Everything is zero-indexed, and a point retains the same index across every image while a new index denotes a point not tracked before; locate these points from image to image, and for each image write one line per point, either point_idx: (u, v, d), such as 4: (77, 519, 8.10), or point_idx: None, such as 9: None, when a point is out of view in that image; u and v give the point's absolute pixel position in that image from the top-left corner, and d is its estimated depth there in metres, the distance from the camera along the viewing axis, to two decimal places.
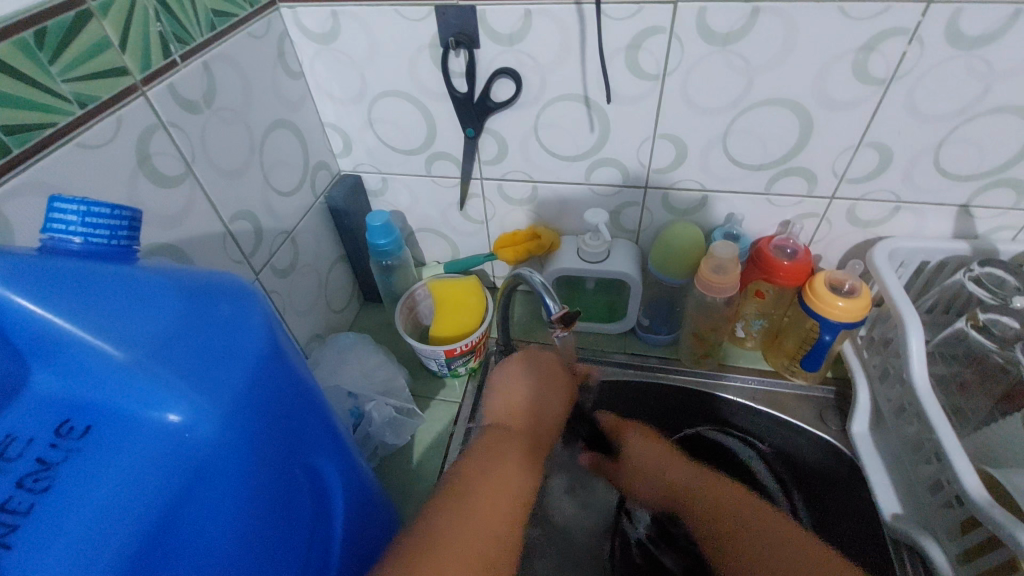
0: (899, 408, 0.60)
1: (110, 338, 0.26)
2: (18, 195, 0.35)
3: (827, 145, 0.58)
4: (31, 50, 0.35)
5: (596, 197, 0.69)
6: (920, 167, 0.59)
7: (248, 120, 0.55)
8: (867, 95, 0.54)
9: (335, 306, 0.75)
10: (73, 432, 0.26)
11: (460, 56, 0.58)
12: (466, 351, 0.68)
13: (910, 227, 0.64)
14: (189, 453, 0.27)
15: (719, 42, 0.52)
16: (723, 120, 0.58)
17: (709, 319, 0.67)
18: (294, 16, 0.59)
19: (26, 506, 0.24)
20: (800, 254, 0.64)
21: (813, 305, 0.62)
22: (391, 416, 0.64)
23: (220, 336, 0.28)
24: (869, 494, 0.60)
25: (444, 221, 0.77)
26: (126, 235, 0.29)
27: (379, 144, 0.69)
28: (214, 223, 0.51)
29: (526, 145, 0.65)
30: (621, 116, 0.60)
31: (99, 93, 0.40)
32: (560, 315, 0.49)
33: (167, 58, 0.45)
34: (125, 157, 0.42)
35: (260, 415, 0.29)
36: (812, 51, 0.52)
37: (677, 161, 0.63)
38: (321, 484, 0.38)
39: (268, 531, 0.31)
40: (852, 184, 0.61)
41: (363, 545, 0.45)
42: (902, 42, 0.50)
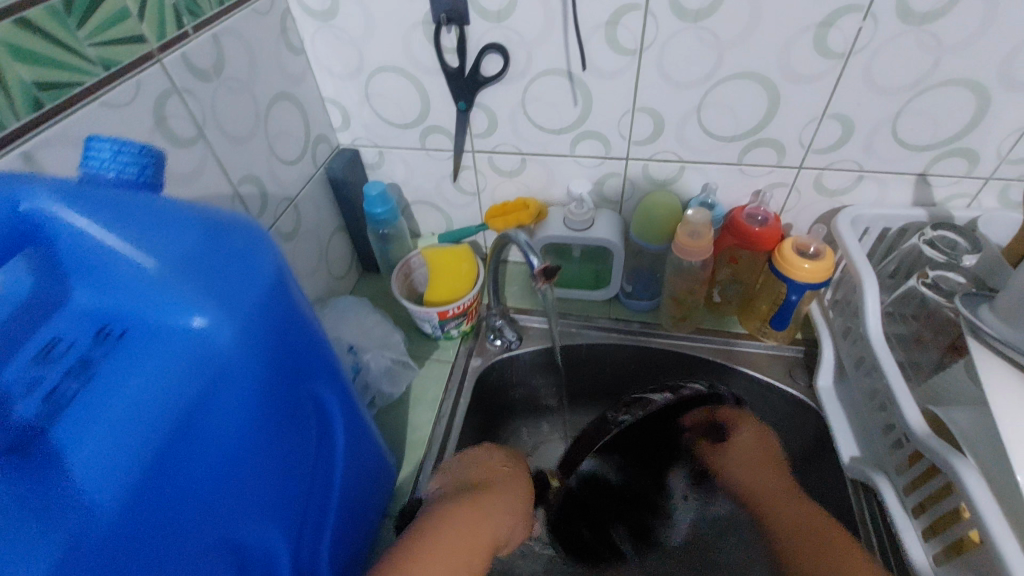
0: (859, 362, 0.65)
1: (141, 256, 0.30)
2: (53, 146, 0.39)
3: (793, 116, 0.63)
4: (60, 15, 0.39)
5: (581, 169, 0.73)
6: (879, 138, 0.63)
7: (254, 90, 0.59)
8: (829, 69, 0.58)
9: (335, 273, 0.79)
10: (109, 337, 0.30)
11: (451, 33, 0.62)
12: (459, 313, 0.73)
13: (873, 195, 0.69)
14: (211, 358, 0.31)
15: (691, 19, 0.57)
16: (698, 93, 0.63)
17: (687, 284, 0.72)
18: None
19: (72, 393, 0.28)
20: (771, 221, 0.69)
21: (780, 268, 0.66)
22: (388, 365, 0.69)
23: (235, 262, 0.32)
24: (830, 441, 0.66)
25: (437, 193, 0.81)
26: (152, 172, 0.33)
27: (376, 119, 0.73)
28: (223, 185, 0.55)
29: (514, 119, 0.69)
30: (603, 90, 0.64)
31: (120, 57, 0.44)
32: (542, 270, 0.54)
33: (179, 29, 0.49)
34: (144, 117, 0.46)
35: (269, 332, 0.33)
36: (776, 27, 0.56)
37: (656, 133, 0.67)
38: (324, 412, 0.42)
39: (275, 439, 0.35)
40: (818, 154, 0.66)
41: (361, 475, 0.49)
42: (858, 19, 0.54)
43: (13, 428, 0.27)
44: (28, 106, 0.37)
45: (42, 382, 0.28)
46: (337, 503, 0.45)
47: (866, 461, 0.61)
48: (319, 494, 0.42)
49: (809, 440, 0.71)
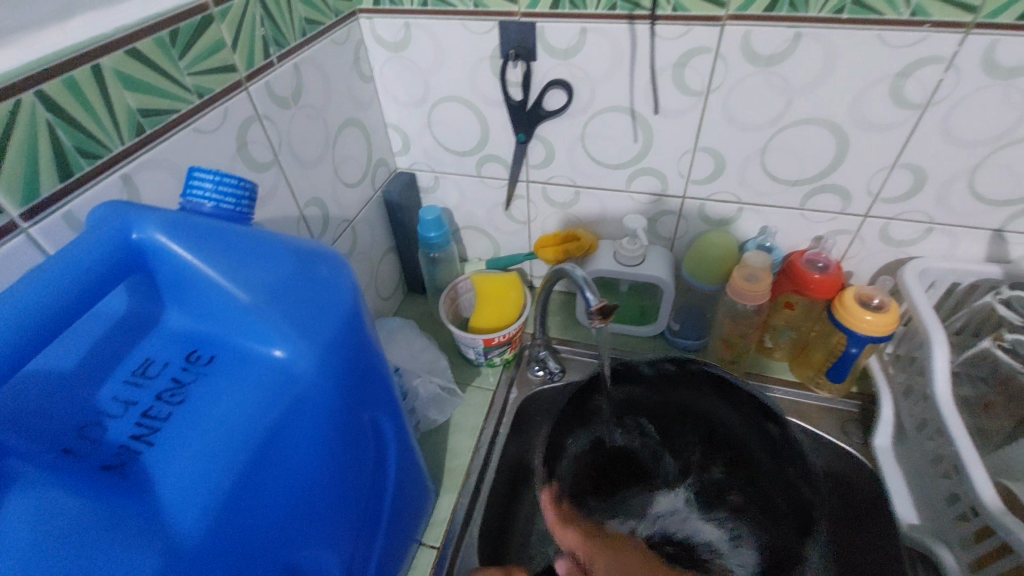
0: (922, 423, 0.61)
1: (234, 283, 0.31)
2: (149, 168, 0.41)
3: (861, 165, 0.61)
4: (166, 48, 0.42)
5: (635, 205, 0.73)
6: (953, 191, 0.61)
7: (326, 116, 0.61)
8: (903, 119, 0.57)
9: (383, 293, 0.81)
10: (199, 360, 0.32)
11: (517, 68, 0.63)
12: (503, 342, 0.72)
13: (942, 249, 0.66)
14: (291, 385, 0.32)
15: (762, 64, 0.56)
16: (763, 137, 0.62)
17: (739, 326, 0.70)
18: (371, 26, 0.65)
19: (164, 414, 0.30)
20: (831, 268, 0.67)
21: (841, 318, 0.64)
22: (436, 393, 0.70)
23: (319, 293, 0.33)
24: (887, 505, 0.62)
25: (488, 219, 0.82)
26: (246, 205, 0.35)
27: (435, 145, 0.75)
28: (291, 207, 0.57)
29: (572, 152, 0.70)
30: (664, 129, 0.64)
31: (214, 86, 0.46)
32: (599, 307, 0.54)
33: (266, 58, 0.51)
34: (228, 142, 0.48)
35: (346, 363, 0.34)
36: (850, 75, 0.55)
37: (716, 173, 0.66)
38: (382, 439, 0.42)
39: (342, 465, 0.36)
40: (886, 204, 0.64)
41: (405, 503, 0.49)
42: (938, 71, 0.53)
43: (109, 448, 0.28)
44: (131, 132, 0.40)
45: (135, 402, 0.30)
46: (385, 526, 0.46)
47: (927, 532, 0.57)
48: (371, 517, 0.43)
49: (864, 508, 0.66)
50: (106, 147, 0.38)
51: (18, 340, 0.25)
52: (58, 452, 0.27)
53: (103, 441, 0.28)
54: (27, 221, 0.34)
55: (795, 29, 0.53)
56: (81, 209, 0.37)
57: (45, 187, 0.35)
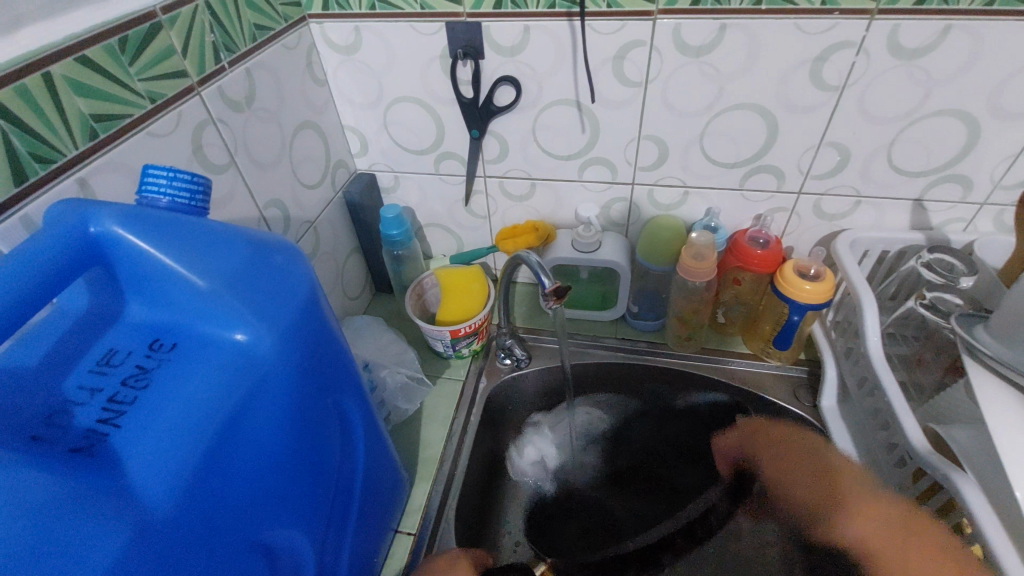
0: (862, 381, 0.66)
1: (193, 272, 0.33)
2: (103, 172, 0.42)
3: (792, 145, 0.66)
4: (115, 54, 0.43)
5: (589, 194, 0.76)
6: (875, 164, 0.66)
7: (281, 119, 0.63)
8: (824, 100, 0.61)
9: (350, 293, 0.82)
10: (162, 348, 0.33)
11: (466, 66, 0.66)
12: (470, 333, 0.75)
13: (871, 220, 0.71)
14: (253, 366, 0.33)
15: (693, 54, 0.60)
16: (701, 123, 0.66)
17: (690, 302, 0.73)
18: (322, 30, 0.67)
19: (130, 398, 0.31)
20: (772, 243, 0.71)
21: (783, 289, 0.68)
22: (403, 382, 0.72)
23: (276, 279, 0.34)
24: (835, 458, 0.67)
25: (450, 216, 0.84)
26: (202, 200, 0.37)
27: (393, 146, 0.77)
28: (250, 209, 0.59)
29: (525, 146, 0.73)
30: (609, 119, 0.68)
31: (165, 91, 0.47)
32: (553, 290, 0.57)
33: (217, 64, 0.52)
34: (183, 145, 0.49)
35: (306, 344, 0.36)
36: (773, 61, 0.59)
37: (661, 160, 0.70)
38: (348, 422, 0.44)
39: (308, 445, 0.38)
40: (817, 180, 0.69)
41: (378, 487, 0.51)
42: (851, 54, 0.57)
43: (77, 432, 0.29)
44: (84, 137, 0.41)
45: (101, 389, 0.31)
46: (357, 509, 0.47)
47: None
48: (341, 499, 0.45)
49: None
50: (59, 151, 0.39)
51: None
52: (26, 438, 0.28)
53: (71, 426, 0.29)
54: None
55: (720, 21, 0.57)
56: (36, 213, 0.38)
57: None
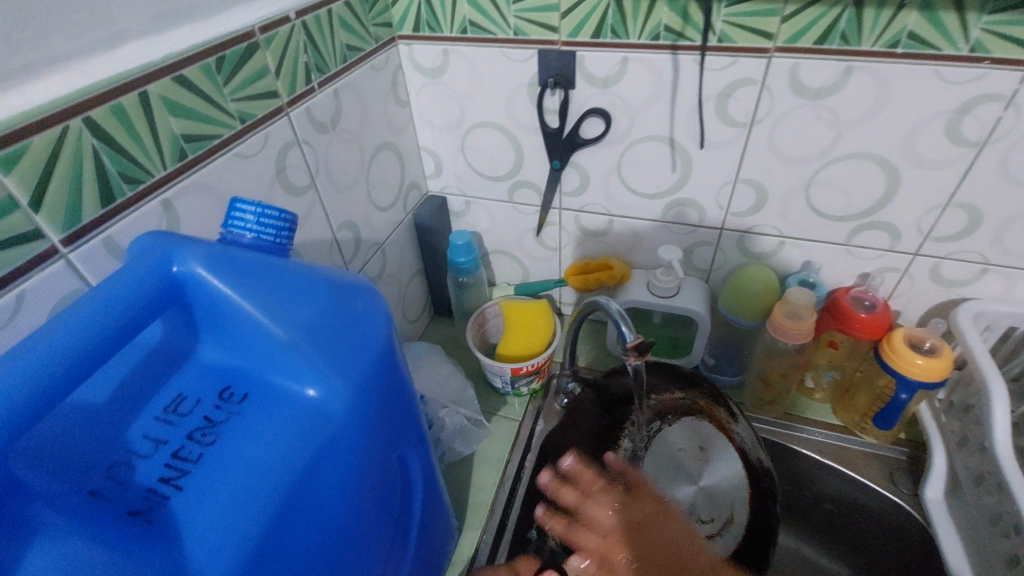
0: (979, 478, 0.57)
1: (272, 319, 0.30)
2: (188, 194, 0.41)
3: (912, 203, 0.59)
4: (212, 74, 0.42)
5: (671, 235, 0.71)
6: (1012, 231, 0.57)
7: (362, 140, 0.61)
8: (960, 156, 0.54)
9: (410, 316, 0.80)
10: (232, 397, 0.31)
11: (555, 95, 0.63)
12: (531, 372, 0.71)
13: (999, 291, 0.63)
14: (326, 426, 0.30)
15: (810, 97, 0.55)
16: (808, 170, 0.60)
17: (780, 364, 0.68)
18: (410, 52, 0.65)
19: (195, 455, 0.28)
20: (878, 307, 0.63)
21: (889, 360, 0.61)
22: (462, 425, 0.68)
23: (356, 329, 0.32)
24: (940, 564, 0.58)
25: (518, 245, 0.81)
26: (287, 236, 0.35)
27: (468, 171, 0.74)
28: (325, 231, 0.57)
29: (608, 181, 0.68)
30: (704, 159, 0.63)
31: (256, 111, 0.46)
32: (634, 344, 0.52)
33: (308, 85, 0.51)
34: (267, 166, 0.48)
35: (381, 401, 0.33)
36: (903, 110, 0.53)
37: (757, 206, 0.64)
38: (409, 476, 0.41)
39: (372, 509, 0.34)
40: (939, 242, 0.61)
41: (430, 544, 0.47)
42: (999, 107, 0.50)
43: (137, 491, 0.27)
44: (173, 157, 0.40)
45: (165, 441, 0.29)
46: (409, 568, 0.44)
47: None
48: (396, 560, 0.41)
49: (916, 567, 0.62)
50: (148, 171, 0.38)
51: (50, 377, 0.24)
52: (85, 493, 0.26)
53: (131, 483, 0.27)
54: (67, 247, 0.34)
55: (846, 63, 0.51)
56: (121, 235, 0.37)
57: (88, 213, 0.35)
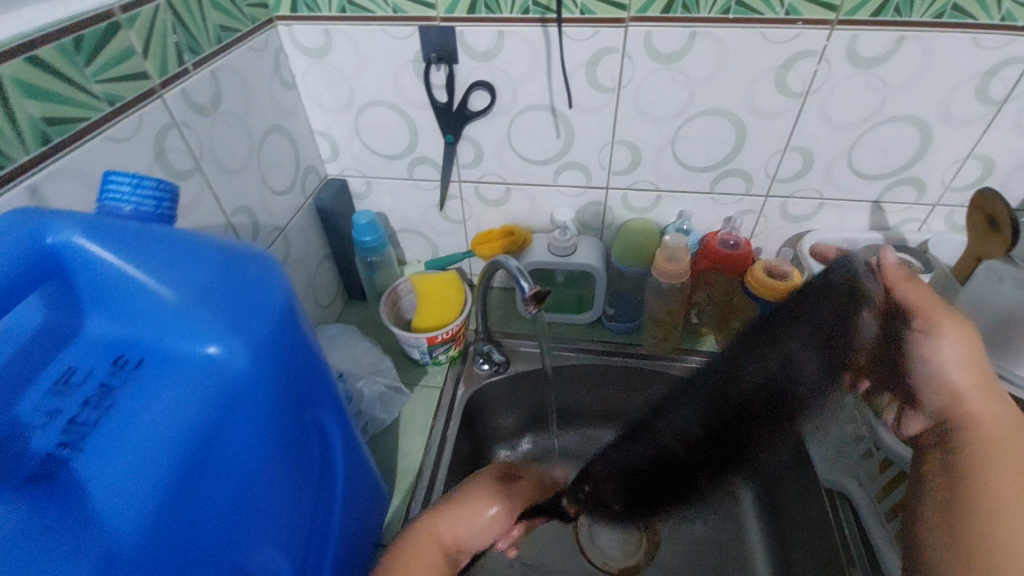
0: None
1: (161, 283, 0.31)
2: (57, 179, 0.40)
3: (759, 150, 0.68)
4: (70, 54, 0.40)
5: (564, 197, 0.77)
6: (837, 168, 0.69)
7: (248, 124, 0.61)
8: (789, 106, 0.64)
9: (321, 302, 0.80)
10: (127, 364, 0.32)
11: (440, 70, 0.65)
12: (447, 339, 0.74)
13: (834, 221, 0.74)
14: (227, 382, 0.32)
15: (664, 60, 0.61)
16: (672, 128, 0.67)
17: (665, 304, 0.76)
18: (290, 33, 0.65)
19: (92, 419, 0.29)
20: (742, 245, 0.73)
21: (753, 288, 0.70)
22: (381, 391, 0.71)
23: (249, 288, 0.33)
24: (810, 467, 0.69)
25: (424, 221, 0.83)
26: (169, 207, 0.35)
27: (365, 151, 0.75)
28: (218, 216, 0.56)
29: (500, 151, 0.73)
30: (583, 123, 0.68)
31: (125, 93, 0.45)
32: (532, 293, 0.56)
33: (180, 66, 0.50)
34: (145, 150, 0.47)
35: (282, 359, 0.34)
36: (741, 68, 0.61)
37: (633, 164, 0.71)
38: (325, 434, 0.43)
39: (288, 463, 0.36)
40: (783, 184, 0.71)
41: (358, 501, 0.50)
42: (813, 62, 0.60)
43: (34, 458, 0.27)
44: (36, 141, 0.38)
45: (59, 411, 0.29)
46: (338, 519, 0.46)
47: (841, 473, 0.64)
48: (320, 517, 0.43)
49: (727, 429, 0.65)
50: (8, 156, 0.37)
51: None
52: None
53: (27, 452, 0.28)
54: None
55: (690, 29, 0.59)
56: None
57: None
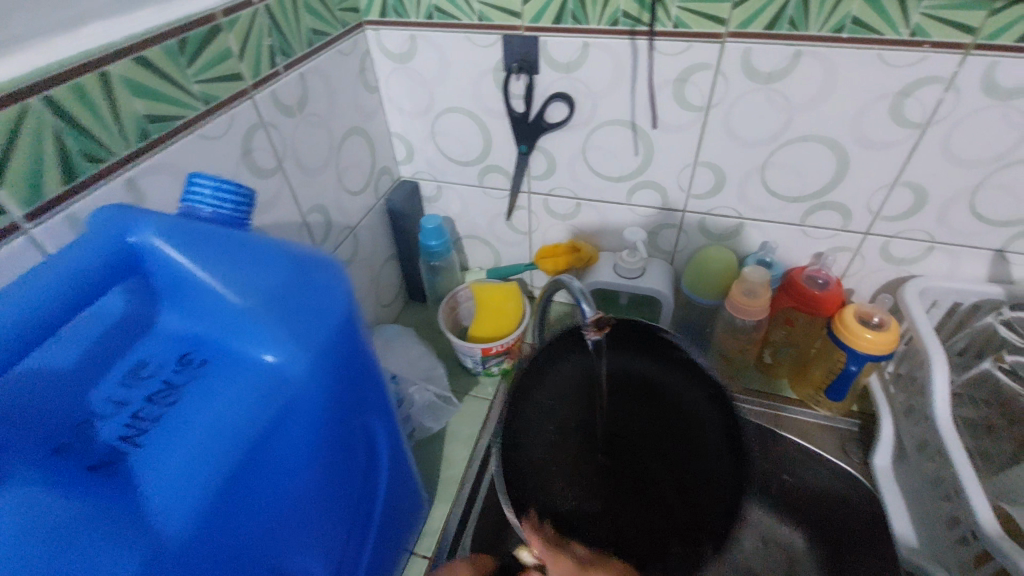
0: (922, 444, 0.61)
1: (230, 286, 0.32)
2: (154, 173, 0.42)
3: (861, 183, 0.61)
4: (174, 55, 0.43)
5: (637, 217, 0.73)
6: (954, 210, 0.61)
7: (330, 125, 0.62)
8: (904, 137, 0.57)
9: (384, 300, 0.82)
10: (193, 362, 0.33)
11: (520, 80, 0.64)
12: (501, 352, 0.72)
13: (945, 268, 0.66)
14: (283, 391, 0.32)
15: (762, 80, 0.57)
16: (763, 153, 0.62)
17: (736, 340, 0.71)
18: (378, 37, 0.66)
19: (156, 414, 0.30)
20: (831, 285, 0.67)
21: (841, 335, 0.64)
22: (430, 401, 0.71)
23: (312, 299, 0.33)
24: (891, 547, 0.60)
25: (491, 229, 0.83)
26: (246, 211, 0.36)
27: (439, 156, 0.76)
28: (294, 213, 0.58)
29: (574, 165, 0.70)
30: (665, 142, 0.65)
31: (221, 94, 0.47)
32: (593, 319, 0.48)
33: (272, 68, 0.52)
34: (233, 148, 0.49)
35: (339, 373, 0.34)
36: (850, 92, 0.55)
37: (716, 188, 0.67)
38: (373, 442, 0.42)
39: (333, 469, 0.36)
40: (887, 222, 0.64)
41: (396, 511, 0.49)
42: (939, 90, 0.53)
43: (100, 447, 0.29)
44: (137, 137, 0.41)
45: (127, 403, 0.31)
46: (377, 527, 0.46)
47: (927, 555, 0.56)
48: (360, 527, 0.43)
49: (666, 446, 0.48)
50: (111, 151, 0.39)
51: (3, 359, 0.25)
52: (48, 450, 0.28)
53: (95, 440, 0.29)
54: (30, 223, 0.35)
55: (795, 47, 0.53)
56: (84, 211, 0.38)
57: (49, 190, 0.36)
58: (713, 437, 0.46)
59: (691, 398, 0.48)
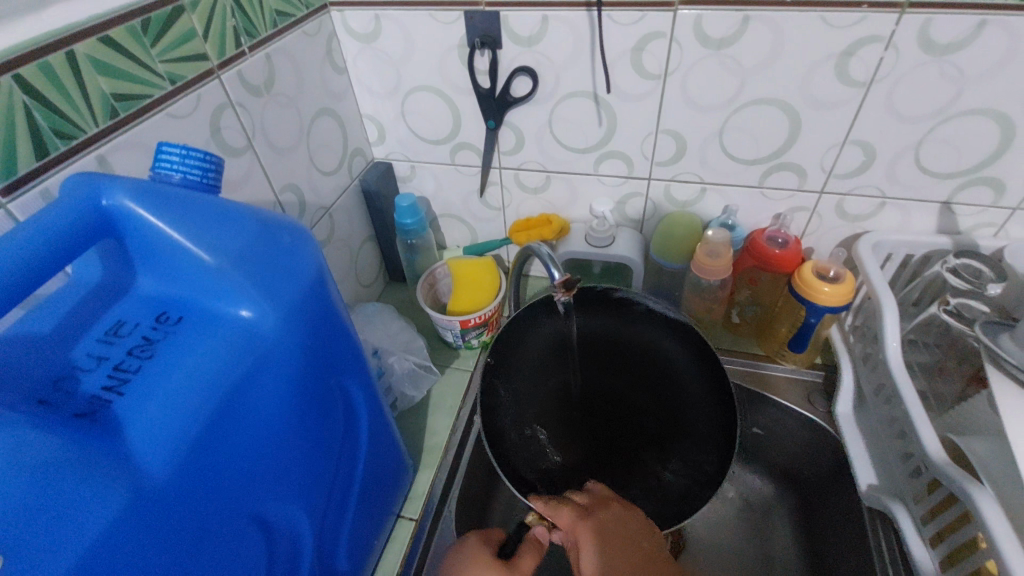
0: (878, 388, 0.64)
1: (200, 245, 0.33)
2: (122, 150, 0.44)
3: (814, 143, 0.64)
4: (138, 35, 0.44)
5: (605, 187, 0.76)
6: (901, 164, 0.64)
7: (299, 105, 0.63)
8: (850, 96, 0.60)
9: (363, 281, 0.83)
10: (169, 320, 0.35)
11: (484, 56, 0.66)
12: (480, 323, 0.75)
13: (896, 221, 0.69)
14: (255, 344, 0.34)
15: (714, 46, 0.59)
16: (720, 118, 0.65)
17: (703, 300, 0.75)
18: (343, 18, 0.67)
19: (135, 367, 0.32)
20: (790, 244, 0.70)
21: (800, 290, 0.67)
22: (411, 369, 0.73)
23: (281, 258, 0.35)
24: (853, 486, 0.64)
25: (464, 207, 0.84)
26: (212, 178, 0.38)
27: (410, 135, 0.77)
28: (267, 192, 0.60)
29: (541, 138, 0.72)
30: (627, 111, 0.67)
31: (186, 73, 0.48)
32: (562, 281, 0.54)
33: (238, 48, 0.53)
34: (201, 127, 0.50)
35: (310, 330, 0.36)
36: (797, 54, 0.58)
37: (678, 154, 0.69)
38: (351, 404, 0.44)
39: (308, 422, 0.38)
40: (840, 179, 0.67)
41: (379, 470, 0.52)
42: (879, 49, 0.55)
43: (83, 397, 0.30)
44: (105, 115, 0.42)
45: (108, 357, 0.32)
46: (359, 485, 0.48)
47: (884, 490, 0.60)
48: (341, 483, 0.45)
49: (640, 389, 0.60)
50: (80, 128, 0.40)
51: None
52: (34, 401, 0.29)
53: (76, 392, 0.31)
54: (6, 197, 0.36)
55: (743, 12, 0.56)
56: (57, 186, 0.39)
57: (21, 165, 0.37)
58: (686, 373, 0.58)
59: (657, 344, 0.60)
